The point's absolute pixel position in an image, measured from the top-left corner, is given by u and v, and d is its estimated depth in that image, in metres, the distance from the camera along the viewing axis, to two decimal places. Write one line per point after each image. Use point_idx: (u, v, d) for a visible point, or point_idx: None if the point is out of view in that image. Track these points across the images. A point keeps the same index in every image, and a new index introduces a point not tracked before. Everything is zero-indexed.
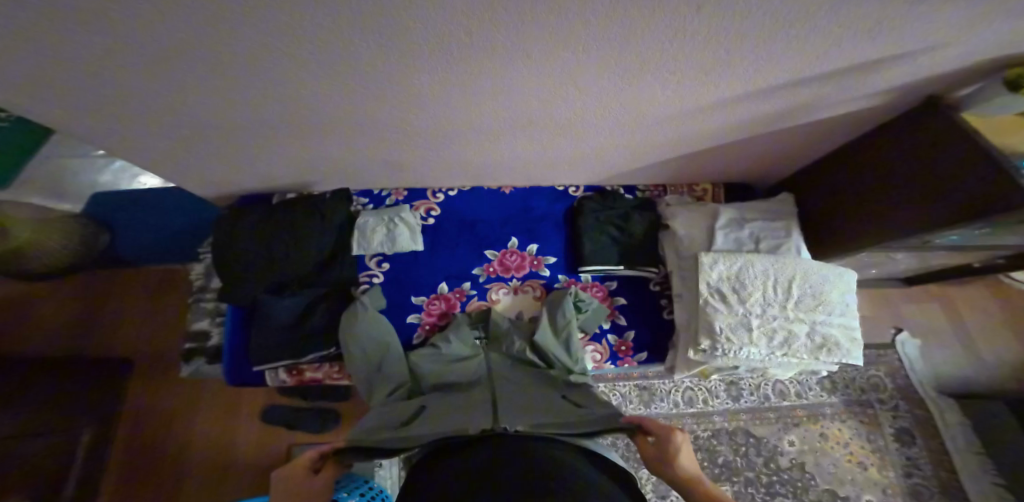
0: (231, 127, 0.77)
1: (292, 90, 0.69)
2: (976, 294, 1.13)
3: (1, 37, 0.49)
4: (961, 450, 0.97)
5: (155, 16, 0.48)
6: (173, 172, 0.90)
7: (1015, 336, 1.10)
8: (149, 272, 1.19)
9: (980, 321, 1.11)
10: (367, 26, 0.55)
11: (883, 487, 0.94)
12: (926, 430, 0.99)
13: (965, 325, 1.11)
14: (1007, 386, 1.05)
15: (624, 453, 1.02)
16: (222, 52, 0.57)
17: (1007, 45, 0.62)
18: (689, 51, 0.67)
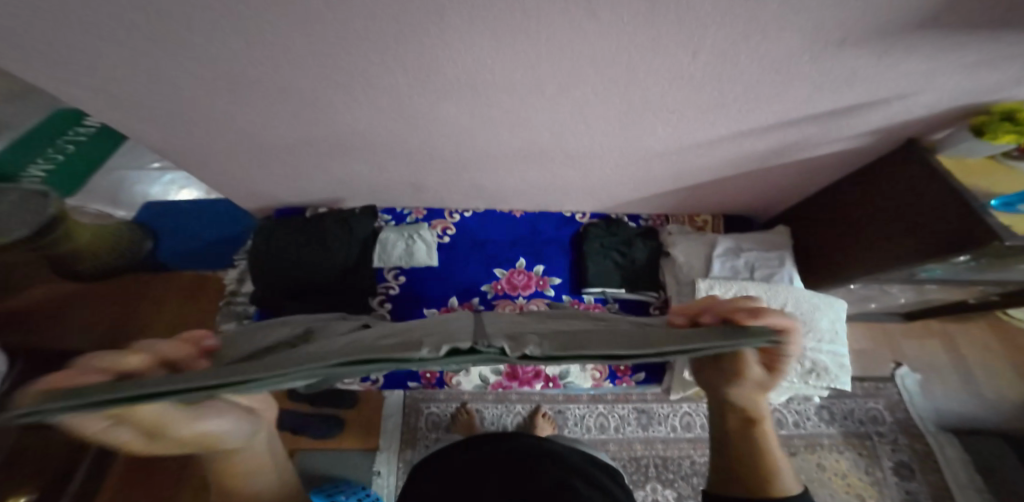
0: (278, 146, 0.88)
1: (334, 115, 0.79)
2: (981, 331, 1.14)
3: (107, 60, 0.60)
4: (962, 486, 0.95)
5: (238, 45, 0.59)
6: (222, 183, 1.01)
7: None
8: (178, 276, 1.22)
9: (986, 359, 1.11)
10: (404, 61, 0.65)
11: None
12: (929, 468, 0.97)
13: (971, 362, 1.11)
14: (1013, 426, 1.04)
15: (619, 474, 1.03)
16: (283, 80, 0.68)
17: (980, 89, 0.68)
18: (687, 90, 0.74)
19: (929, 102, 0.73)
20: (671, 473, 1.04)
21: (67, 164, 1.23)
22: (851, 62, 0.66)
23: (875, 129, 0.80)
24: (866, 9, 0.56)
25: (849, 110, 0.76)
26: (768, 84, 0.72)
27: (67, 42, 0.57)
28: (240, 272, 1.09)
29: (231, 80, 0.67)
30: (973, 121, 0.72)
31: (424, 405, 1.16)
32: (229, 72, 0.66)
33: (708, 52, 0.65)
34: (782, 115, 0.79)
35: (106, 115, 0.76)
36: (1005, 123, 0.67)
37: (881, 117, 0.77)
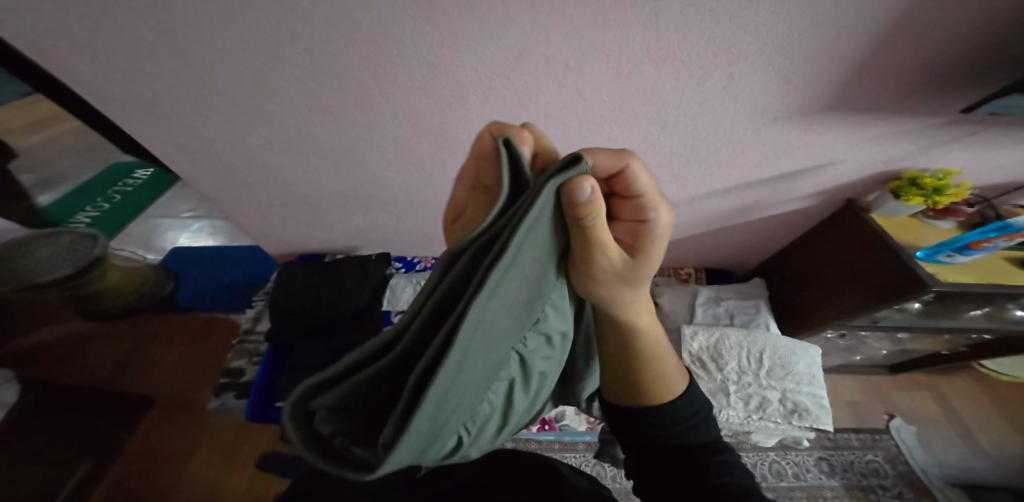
0: (315, 198, 1.03)
1: (371, 173, 0.95)
2: (959, 383, 1.24)
3: (206, 110, 0.79)
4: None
5: (312, 107, 0.78)
6: (257, 229, 1.14)
7: (1008, 425, 1.17)
8: (194, 318, 1.27)
9: (970, 409, 1.20)
10: (438, 128, 0.84)
11: None
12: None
13: (958, 413, 1.19)
14: (1002, 477, 1.09)
15: None
16: (339, 141, 0.86)
17: (884, 160, 0.89)
18: (657, 161, 0.92)
19: (852, 167, 0.91)
20: None
21: (118, 206, 1.41)
22: (786, 136, 0.84)
23: (817, 190, 0.98)
24: (783, 95, 0.76)
25: (793, 175, 0.93)
26: (725, 156, 0.90)
27: (182, 97, 0.76)
28: (256, 312, 1.17)
29: (294, 138, 0.86)
30: (890, 186, 0.92)
31: None
32: (291, 128, 0.83)
33: (673, 127, 0.84)
34: (741, 179, 0.96)
35: (179, 164, 0.92)
36: (912, 189, 0.87)
37: (819, 180, 0.95)
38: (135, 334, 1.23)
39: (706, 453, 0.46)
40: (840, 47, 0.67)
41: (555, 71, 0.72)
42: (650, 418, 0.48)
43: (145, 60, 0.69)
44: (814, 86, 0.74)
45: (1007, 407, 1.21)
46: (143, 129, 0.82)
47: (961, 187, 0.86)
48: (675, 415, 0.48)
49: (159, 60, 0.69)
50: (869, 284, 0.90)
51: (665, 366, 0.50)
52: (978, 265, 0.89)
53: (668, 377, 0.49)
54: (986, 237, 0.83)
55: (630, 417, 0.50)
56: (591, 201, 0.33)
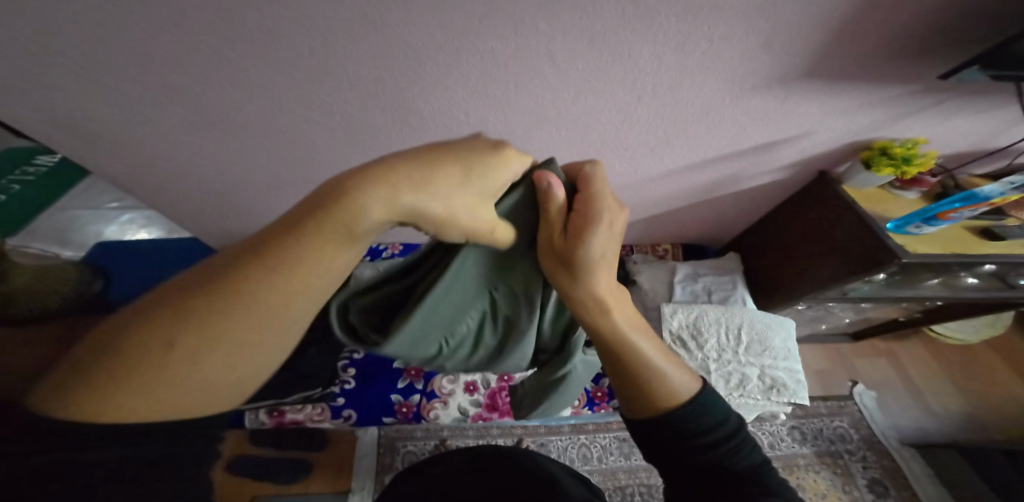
0: (261, 182, 0.92)
1: (322, 155, 0.86)
2: (911, 346, 1.32)
3: (106, 85, 0.66)
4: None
5: (244, 77, 0.67)
6: (194, 218, 1.01)
7: (952, 383, 1.26)
8: None
9: (921, 371, 1.27)
10: (393, 102, 0.75)
11: None
12: (897, 480, 1.05)
13: (911, 375, 1.26)
14: (948, 434, 1.16)
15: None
16: (282, 117, 0.76)
17: (855, 131, 0.89)
18: (634, 134, 0.88)
19: (825, 138, 0.90)
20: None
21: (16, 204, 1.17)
22: (763, 105, 0.81)
23: (791, 163, 0.97)
24: (763, 62, 0.72)
25: (769, 146, 0.92)
26: (701, 128, 0.87)
27: (69, 68, 0.62)
28: None
29: (226, 117, 0.74)
30: (860, 156, 0.92)
31: (400, 444, 1.03)
32: (222, 105, 0.72)
33: (649, 97, 0.79)
34: (717, 152, 0.93)
35: (82, 147, 0.78)
36: (882, 159, 0.87)
37: (792, 151, 0.93)
38: None
39: (742, 482, 0.39)
40: (821, 9, 0.63)
41: (523, 36, 0.65)
42: (663, 433, 0.42)
43: (16, 22, 0.55)
44: (793, 53, 0.70)
45: (952, 366, 1.30)
46: (26, 109, 0.68)
47: (927, 156, 0.87)
48: (698, 426, 0.42)
49: (35, 19, 0.56)
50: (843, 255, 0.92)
51: (659, 379, 0.44)
52: (941, 234, 0.91)
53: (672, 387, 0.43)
54: (952, 207, 0.84)
55: (646, 430, 0.44)
56: (546, 191, 0.40)
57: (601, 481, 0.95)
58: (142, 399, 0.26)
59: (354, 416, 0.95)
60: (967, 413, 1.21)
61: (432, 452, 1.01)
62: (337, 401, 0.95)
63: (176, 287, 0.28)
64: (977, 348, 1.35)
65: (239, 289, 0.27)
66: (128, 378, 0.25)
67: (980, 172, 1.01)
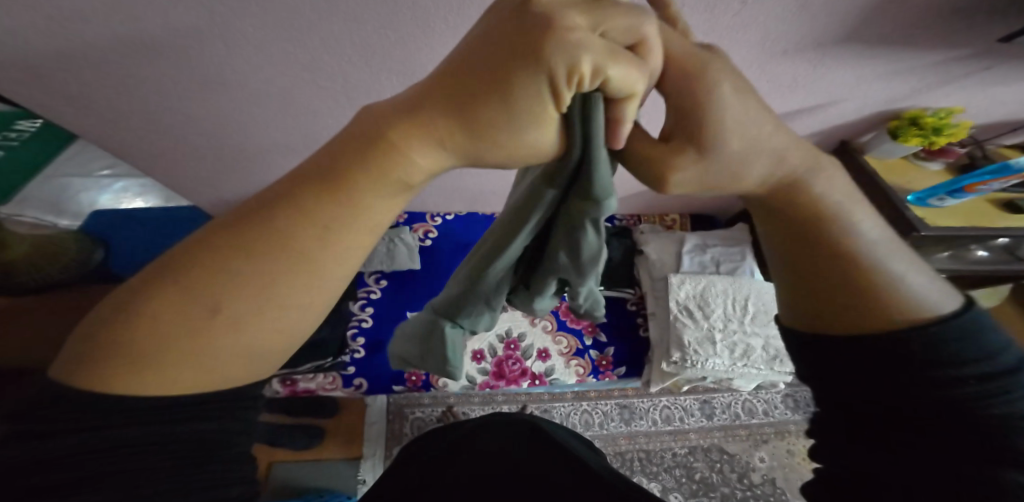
0: (261, 148, 0.88)
1: (322, 122, 0.81)
2: None
3: (83, 49, 0.60)
4: None
5: (235, 39, 0.61)
6: (188, 186, 0.97)
7: None
8: None
9: None
10: (399, 67, 0.70)
11: None
12: None
13: None
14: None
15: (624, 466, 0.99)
16: (279, 82, 0.71)
17: (886, 100, 0.84)
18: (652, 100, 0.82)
19: (854, 105, 0.85)
20: (654, 466, 1.00)
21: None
22: (793, 71, 0.75)
23: (815, 132, 0.92)
24: (802, 24, 0.66)
25: (793, 114, 0.87)
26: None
27: (41, 30, 0.56)
28: None
29: (221, 80, 0.69)
30: (888, 126, 0.88)
31: (409, 411, 1.06)
32: (215, 68, 0.66)
33: None
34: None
35: (65, 114, 0.72)
36: (911, 130, 0.84)
37: (818, 120, 0.89)
38: None
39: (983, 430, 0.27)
40: None
41: None
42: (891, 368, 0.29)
43: None
44: (835, 15, 0.64)
45: None
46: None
47: (961, 126, 0.83)
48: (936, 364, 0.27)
49: None
50: None
51: (868, 309, 0.29)
52: (961, 207, 0.90)
53: (907, 320, 0.28)
54: (981, 180, 0.82)
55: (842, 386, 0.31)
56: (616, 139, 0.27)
57: (602, 445, 1.00)
58: (184, 372, 0.23)
59: (365, 384, 0.98)
60: None
61: (440, 419, 1.05)
62: (348, 370, 0.99)
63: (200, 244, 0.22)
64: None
65: (300, 255, 0.23)
66: (163, 349, 0.22)
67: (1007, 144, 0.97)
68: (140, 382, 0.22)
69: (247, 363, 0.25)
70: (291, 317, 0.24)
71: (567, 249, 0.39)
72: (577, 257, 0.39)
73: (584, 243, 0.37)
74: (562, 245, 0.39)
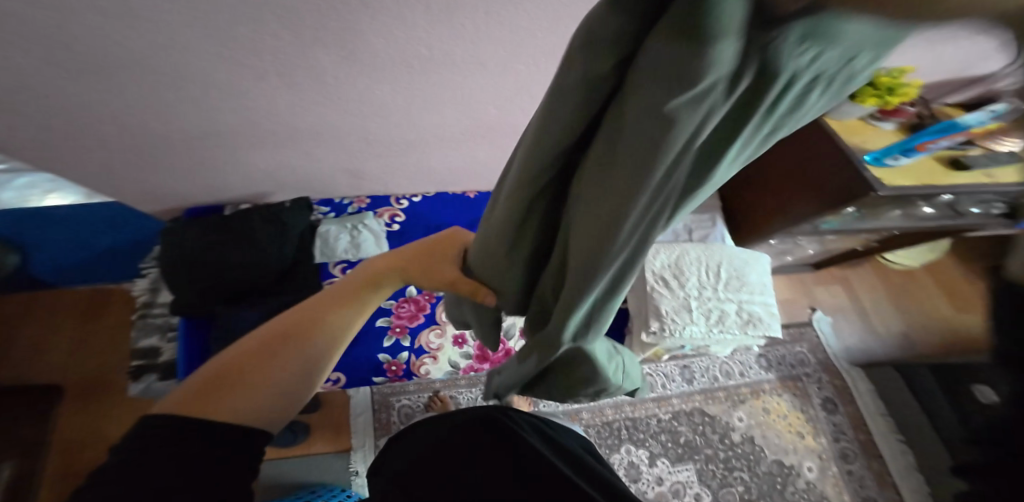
0: (186, 137, 0.75)
1: (253, 105, 0.71)
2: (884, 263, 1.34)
3: None
4: (878, 421, 1.08)
5: (126, 9, 0.52)
6: (111, 190, 0.85)
7: (912, 300, 1.29)
8: (113, 299, 1.07)
9: (892, 292, 1.29)
10: (336, 39, 0.62)
11: (819, 453, 1.05)
12: (846, 397, 1.11)
13: (885, 293, 1.29)
14: (904, 353, 1.20)
15: (608, 435, 1.02)
16: (190, 61, 0.61)
17: None
18: None
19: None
20: (641, 432, 1.03)
21: None
22: None
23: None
24: None
25: None
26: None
27: None
28: (151, 281, 0.97)
29: (126, 58, 0.59)
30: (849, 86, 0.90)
31: (394, 399, 1.05)
32: (121, 44, 0.57)
33: None
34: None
35: None
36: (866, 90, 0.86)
37: None
38: (47, 320, 1.03)
39: None
40: None
41: None
42: None
43: None
44: None
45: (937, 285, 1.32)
46: None
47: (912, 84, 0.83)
48: None
49: None
50: (813, 187, 0.94)
51: None
52: (911, 167, 0.91)
53: None
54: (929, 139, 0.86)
55: None
56: None
57: (588, 417, 1.03)
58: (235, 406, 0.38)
59: (343, 378, 0.94)
60: (930, 328, 1.25)
61: (426, 404, 1.04)
62: None
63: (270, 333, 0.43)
64: (946, 263, 1.34)
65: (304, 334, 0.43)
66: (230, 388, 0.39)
67: (952, 102, 1.01)
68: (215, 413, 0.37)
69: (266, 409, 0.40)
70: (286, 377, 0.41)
71: (601, 173, 0.21)
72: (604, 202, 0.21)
73: (629, 164, 0.19)
74: (598, 159, 0.21)
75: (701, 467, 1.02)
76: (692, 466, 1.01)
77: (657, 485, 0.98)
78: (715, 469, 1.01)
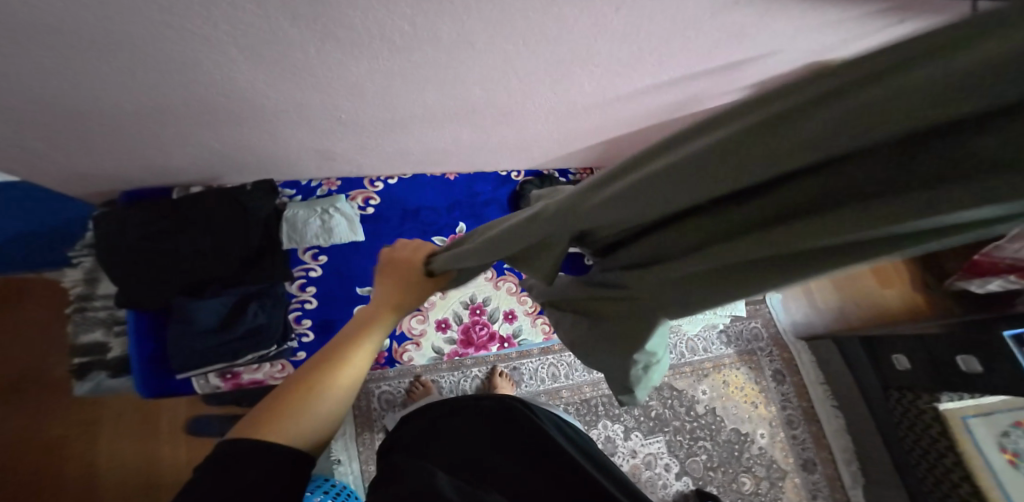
0: (118, 114, 0.63)
1: (201, 80, 0.60)
2: None
3: None
4: (817, 388, 1.24)
5: None
6: (24, 174, 0.71)
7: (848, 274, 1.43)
8: (34, 290, 0.94)
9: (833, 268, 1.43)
10: (307, 13, 0.53)
11: (769, 420, 1.19)
12: (794, 371, 1.25)
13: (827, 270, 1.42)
14: (839, 324, 1.35)
15: (586, 410, 1.09)
16: (118, 32, 0.50)
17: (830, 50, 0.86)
18: (609, 45, 0.75)
19: (789, 57, 0.85)
20: (617, 408, 1.10)
21: None
22: (742, 22, 0.72)
23: (756, 81, 0.93)
24: None
25: (735, 66, 0.86)
26: (668, 45, 0.77)
27: None
28: (86, 272, 0.85)
29: (20, 16, 0.44)
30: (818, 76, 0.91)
31: (374, 386, 1.04)
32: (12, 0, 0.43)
33: (631, 7, 0.66)
34: (688, 72, 0.86)
35: None
36: None
37: (759, 69, 0.89)
38: None
39: None
40: None
41: None
42: None
43: None
44: None
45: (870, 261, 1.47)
46: None
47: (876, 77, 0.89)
48: None
49: None
50: None
51: None
52: None
53: None
54: None
55: None
56: None
57: (567, 395, 1.10)
58: (298, 425, 0.40)
59: None
60: (862, 300, 1.40)
61: (408, 389, 1.04)
62: (296, 355, 0.93)
63: (323, 351, 0.45)
64: None
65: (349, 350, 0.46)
66: (293, 407, 0.40)
67: None
68: (281, 432, 0.39)
69: (322, 426, 0.42)
70: (339, 391, 0.43)
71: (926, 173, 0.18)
72: (884, 207, 0.18)
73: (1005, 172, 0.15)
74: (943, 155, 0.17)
75: (670, 439, 1.12)
76: (661, 438, 1.11)
77: (631, 457, 1.07)
78: (682, 439, 1.12)
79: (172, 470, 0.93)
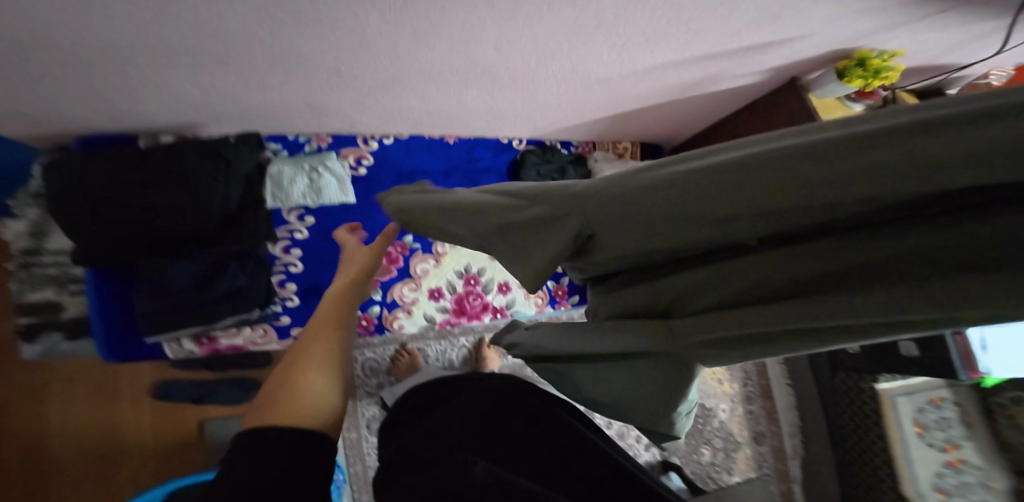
0: (66, 49, 0.52)
1: (174, 18, 0.50)
2: None
3: None
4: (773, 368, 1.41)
5: None
6: None
7: None
8: None
9: None
10: None
11: (730, 396, 1.35)
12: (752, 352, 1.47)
13: None
14: None
15: None
16: None
17: (851, 40, 0.85)
18: (640, 17, 0.70)
19: (813, 42, 0.84)
20: None
21: None
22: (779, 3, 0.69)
23: (774, 65, 0.92)
24: None
25: (761, 47, 0.84)
26: (699, 20, 0.73)
27: None
28: (31, 224, 0.75)
29: None
30: (837, 65, 0.91)
31: (358, 353, 0.99)
32: None
33: None
34: (712, 50, 0.83)
35: None
36: (857, 71, 0.87)
37: (782, 53, 0.87)
38: None
39: None
40: None
41: None
42: None
43: None
44: None
45: None
46: None
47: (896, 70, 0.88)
48: None
49: None
50: None
51: None
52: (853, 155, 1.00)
53: None
54: None
55: None
56: None
57: None
58: (305, 403, 0.37)
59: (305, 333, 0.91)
60: None
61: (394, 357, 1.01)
62: (279, 319, 0.89)
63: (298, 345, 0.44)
64: None
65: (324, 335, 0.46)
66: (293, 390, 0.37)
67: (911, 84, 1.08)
68: (291, 413, 0.35)
69: (328, 404, 0.38)
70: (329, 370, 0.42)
71: None
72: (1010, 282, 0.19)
73: None
74: None
75: None
76: None
77: (610, 426, 1.15)
78: None
79: (136, 433, 0.90)
